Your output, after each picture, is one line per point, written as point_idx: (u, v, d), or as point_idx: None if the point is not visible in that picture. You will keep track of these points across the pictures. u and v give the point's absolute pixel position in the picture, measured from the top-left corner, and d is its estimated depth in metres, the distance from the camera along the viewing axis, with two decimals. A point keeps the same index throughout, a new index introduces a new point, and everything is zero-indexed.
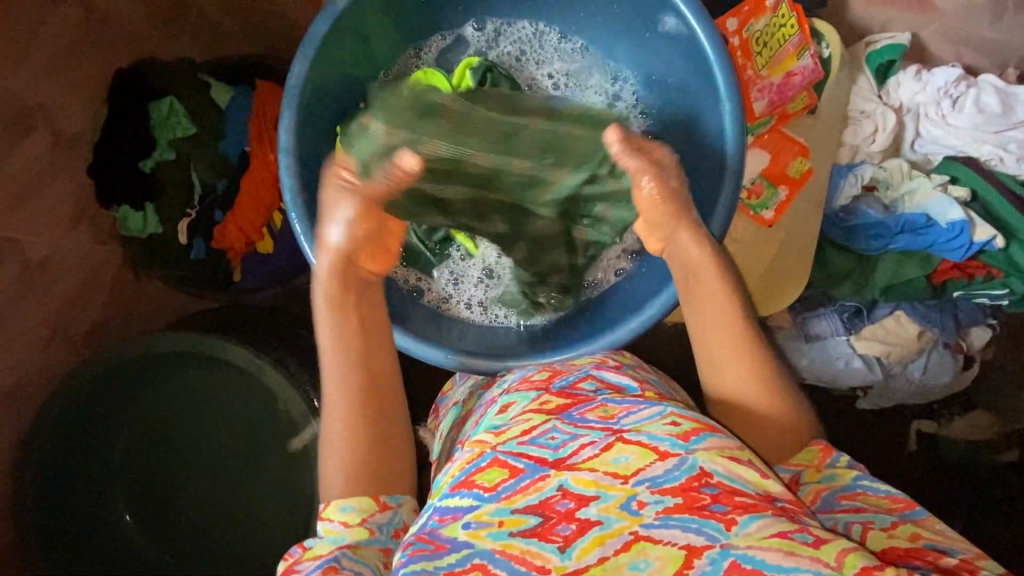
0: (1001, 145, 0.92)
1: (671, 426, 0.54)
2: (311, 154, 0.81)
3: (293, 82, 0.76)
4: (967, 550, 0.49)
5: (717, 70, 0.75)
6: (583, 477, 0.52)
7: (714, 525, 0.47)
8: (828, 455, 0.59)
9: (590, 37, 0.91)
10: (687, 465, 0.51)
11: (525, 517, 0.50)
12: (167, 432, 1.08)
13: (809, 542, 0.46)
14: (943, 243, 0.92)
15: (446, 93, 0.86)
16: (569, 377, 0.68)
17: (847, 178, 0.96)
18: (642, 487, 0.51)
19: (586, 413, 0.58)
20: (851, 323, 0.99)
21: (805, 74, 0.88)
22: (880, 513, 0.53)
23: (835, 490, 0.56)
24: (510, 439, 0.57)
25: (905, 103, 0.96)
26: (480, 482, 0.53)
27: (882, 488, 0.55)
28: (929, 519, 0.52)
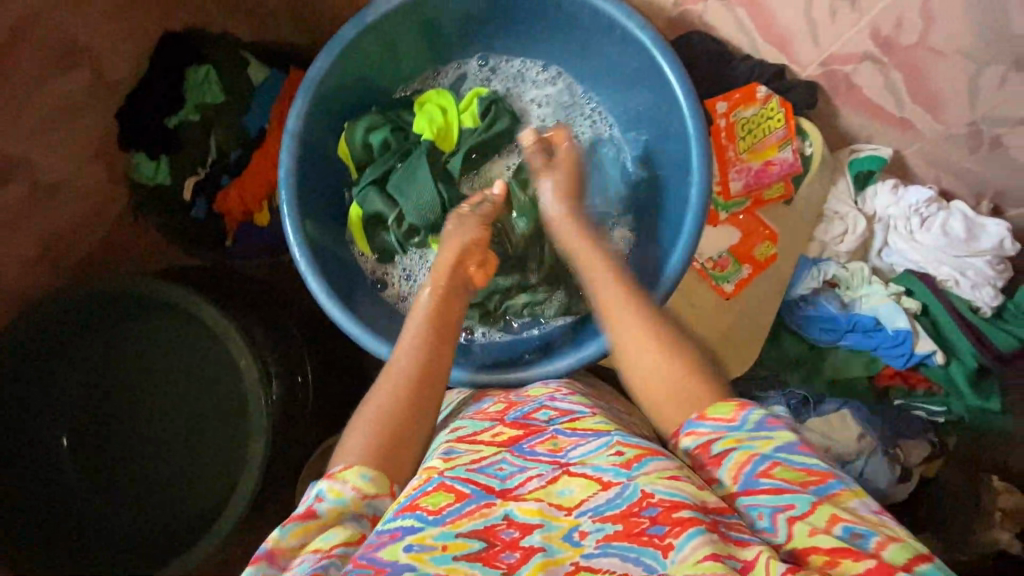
0: (959, 270, 0.97)
1: (615, 455, 0.57)
2: (312, 143, 0.86)
3: (312, 75, 0.83)
4: (877, 533, 0.47)
5: (693, 145, 0.81)
6: (528, 507, 0.53)
7: (652, 554, 0.48)
8: (743, 410, 0.58)
9: (570, 67, 0.97)
10: (627, 493, 0.52)
11: (469, 542, 0.50)
12: (112, 380, 1.05)
13: (739, 568, 0.47)
14: (887, 349, 0.96)
15: (450, 114, 0.94)
16: (524, 408, 0.71)
17: (812, 271, 1.00)
18: (584, 518, 0.51)
19: (535, 446, 0.61)
20: (797, 410, 0.98)
21: (784, 166, 0.95)
22: (797, 494, 0.50)
23: (756, 461, 0.54)
24: (458, 465, 0.58)
25: (877, 213, 1.02)
26: (424, 505, 0.53)
27: (799, 458, 0.53)
28: (843, 495, 0.50)
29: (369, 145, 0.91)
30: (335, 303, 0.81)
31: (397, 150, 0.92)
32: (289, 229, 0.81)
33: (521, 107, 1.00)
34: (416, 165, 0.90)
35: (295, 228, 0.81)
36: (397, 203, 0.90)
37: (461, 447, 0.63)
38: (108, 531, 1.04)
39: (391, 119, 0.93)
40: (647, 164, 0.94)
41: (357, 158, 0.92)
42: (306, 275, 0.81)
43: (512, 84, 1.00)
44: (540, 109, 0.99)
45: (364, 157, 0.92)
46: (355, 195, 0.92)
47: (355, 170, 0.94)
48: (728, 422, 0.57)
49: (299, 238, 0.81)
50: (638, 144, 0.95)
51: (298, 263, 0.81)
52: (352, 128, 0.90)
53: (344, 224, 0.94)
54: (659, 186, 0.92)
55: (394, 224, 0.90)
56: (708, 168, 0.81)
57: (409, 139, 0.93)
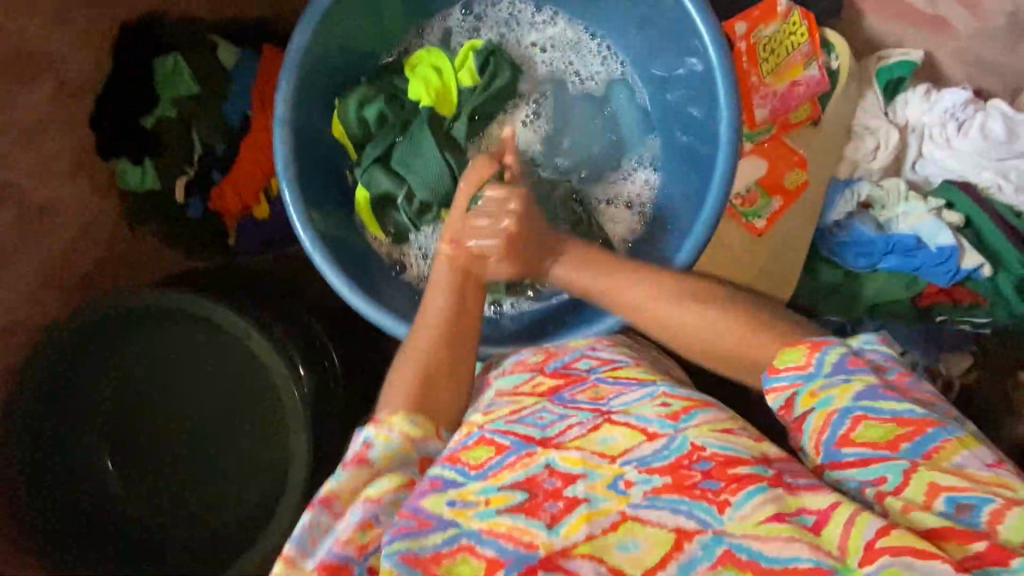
0: (1002, 173, 0.91)
1: (661, 407, 0.55)
2: (305, 127, 0.80)
3: (295, 52, 0.76)
4: (993, 498, 0.42)
5: (718, 74, 0.74)
6: (569, 456, 0.51)
7: (706, 507, 0.46)
8: (816, 352, 0.54)
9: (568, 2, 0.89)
10: (676, 445, 0.50)
11: (511, 493, 0.49)
12: (144, 398, 1.03)
13: (809, 525, 0.44)
14: (930, 267, 0.93)
15: (446, 73, 0.87)
16: (564, 358, 0.69)
17: (844, 194, 0.96)
18: (629, 467, 0.50)
19: (576, 395, 0.60)
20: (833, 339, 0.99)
21: (810, 85, 0.88)
22: (889, 460, 0.46)
23: (836, 418, 0.49)
24: (498, 418, 0.57)
25: (911, 122, 0.95)
26: (466, 458, 0.52)
27: (888, 408, 0.48)
28: (944, 450, 0.45)
29: (364, 120, 0.85)
30: (358, 295, 0.77)
31: (396, 122, 0.86)
32: (298, 225, 0.77)
33: (521, 54, 0.91)
34: (419, 136, 0.83)
35: (303, 220, 0.77)
36: (404, 179, 0.84)
37: (503, 400, 0.61)
38: (167, 548, 1.04)
39: (384, 89, 0.86)
40: (668, 100, 0.87)
41: (354, 136, 0.86)
42: (323, 269, 0.77)
43: (506, 30, 0.91)
44: (542, 54, 0.91)
45: (361, 133, 0.86)
46: (358, 177, 0.86)
47: (354, 150, 0.87)
48: (803, 370, 0.53)
49: (308, 232, 0.77)
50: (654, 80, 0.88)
51: (313, 258, 0.77)
52: (344, 104, 0.84)
53: (351, 210, 0.88)
54: (680, 123, 0.85)
55: (404, 202, 0.85)
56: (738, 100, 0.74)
57: (406, 108, 0.87)
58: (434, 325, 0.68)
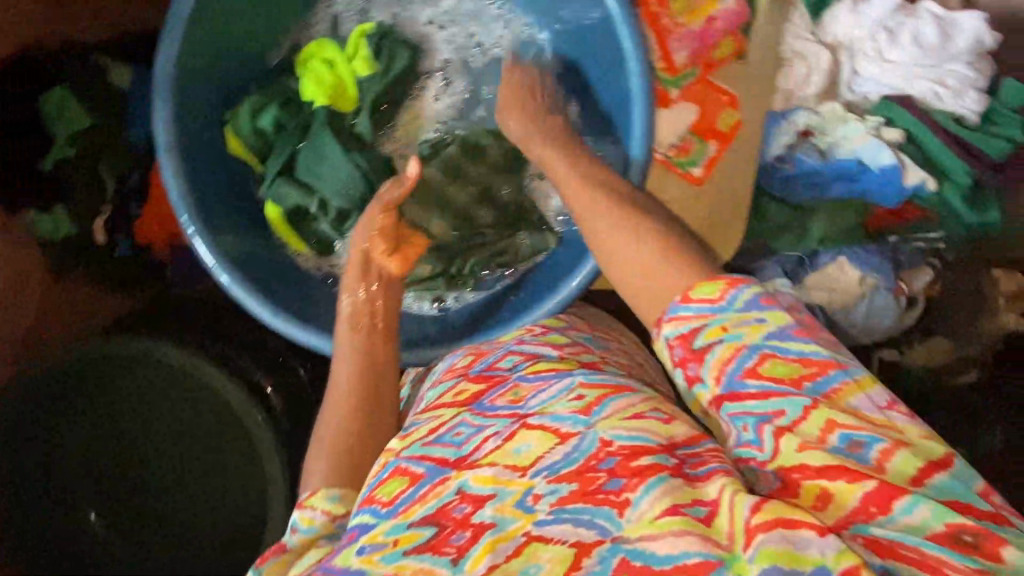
0: (938, 80, 0.87)
1: (575, 401, 0.53)
2: (194, 148, 0.74)
3: (165, 67, 0.69)
4: (882, 440, 0.43)
5: (621, 27, 0.70)
6: (481, 475, 0.49)
7: (606, 513, 0.44)
8: (732, 289, 0.49)
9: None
10: (585, 445, 0.49)
11: (420, 531, 0.46)
12: (105, 452, 0.98)
13: (701, 517, 0.43)
14: (874, 190, 0.90)
15: (337, 67, 0.80)
16: (489, 357, 0.67)
17: (781, 125, 0.91)
18: (538, 479, 0.47)
19: (496, 400, 0.58)
20: (794, 273, 0.96)
21: (727, 18, 0.84)
22: (789, 396, 0.45)
23: (744, 354, 0.47)
24: (415, 442, 0.55)
25: (840, 40, 0.91)
26: (379, 496, 0.51)
27: (795, 347, 0.46)
28: (842, 391, 0.45)
29: (261, 131, 0.79)
30: (285, 319, 0.73)
31: (294, 128, 0.80)
32: (205, 256, 0.72)
33: (418, 32, 0.85)
34: (320, 139, 0.78)
35: (209, 248, 0.72)
36: (314, 189, 0.80)
37: (424, 417, 0.60)
38: None
39: (275, 93, 0.80)
40: (577, 58, 0.81)
41: (254, 149, 0.80)
42: (243, 299, 0.72)
43: (398, 9, 0.84)
44: (441, 28, 0.85)
45: (261, 146, 0.80)
46: (265, 194, 0.80)
47: (258, 164, 0.82)
48: (715, 304, 0.49)
49: (218, 261, 0.72)
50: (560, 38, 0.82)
51: (229, 289, 0.73)
52: (235, 117, 0.78)
53: (267, 228, 0.83)
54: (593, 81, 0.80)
55: (320, 212, 0.80)
56: (646, 49, 0.70)
57: (304, 109, 0.81)
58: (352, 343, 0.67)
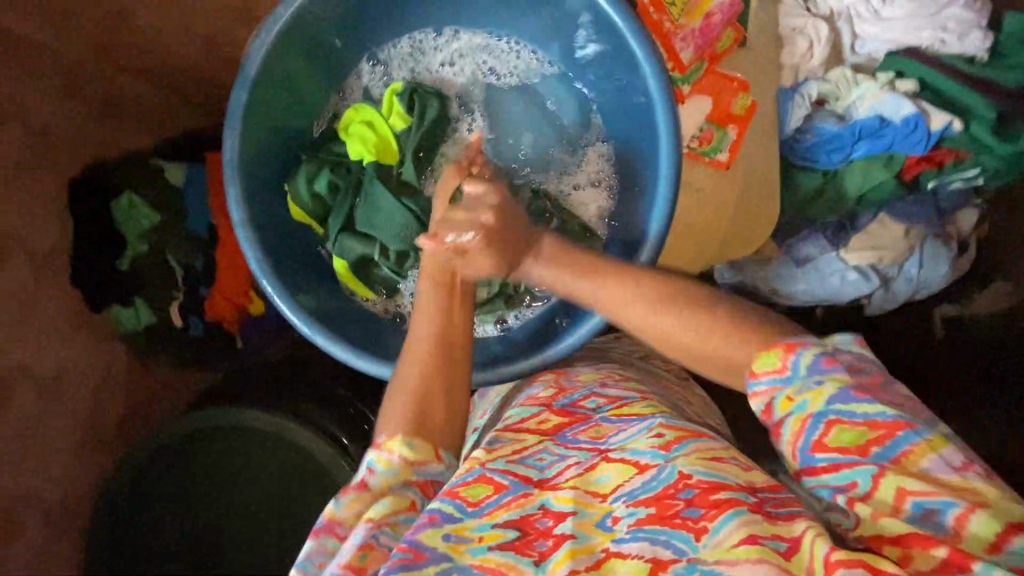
0: (940, 27, 0.90)
1: (654, 438, 0.57)
2: (263, 220, 0.82)
3: (230, 156, 0.77)
4: (958, 503, 0.44)
5: (631, 39, 0.75)
6: (563, 495, 0.54)
7: (682, 536, 0.48)
8: (790, 355, 0.53)
9: (463, 17, 0.89)
10: (663, 475, 0.53)
11: (505, 531, 0.51)
12: (207, 520, 1.04)
13: (783, 550, 0.46)
14: (901, 141, 0.91)
15: (379, 124, 0.87)
16: (573, 395, 0.72)
17: (796, 99, 0.95)
18: (618, 503, 0.52)
19: (578, 434, 0.63)
20: (837, 238, 1.02)
21: (724, 11, 0.87)
22: (858, 466, 0.47)
23: (811, 424, 0.50)
24: (498, 457, 0.59)
25: (835, 10, 0.94)
26: (465, 495, 0.54)
27: (859, 411, 0.48)
28: (913, 454, 0.46)
29: (317, 194, 0.86)
30: (368, 360, 0.78)
31: (347, 186, 0.87)
32: (288, 314, 0.78)
33: (438, 81, 0.92)
34: (372, 193, 0.84)
35: (289, 305, 0.78)
36: (374, 238, 0.85)
37: (507, 437, 0.65)
38: None
39: (325, 159, 0.88)
40: (591, 73, 0.87)
41: (314, 213, 0.87)
42: (328, 347, 0.78)
43: (414, 63, 0.92)
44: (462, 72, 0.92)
45: (319, 208, 0.87)
46: (331, 250, 0.86)
47: (319, 225, 0.89)
48: (779, 374, 0.52)
49: (299, 317, 0.78)
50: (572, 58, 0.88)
51: (313, 340, 0.78)
52: (293, 186, 0.86)
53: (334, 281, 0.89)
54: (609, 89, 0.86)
55: (381, 257, 0.86)
56: (657, 54, 0.74)
57: (352, 169, 0.88)
58: (426, 351, 0.65)
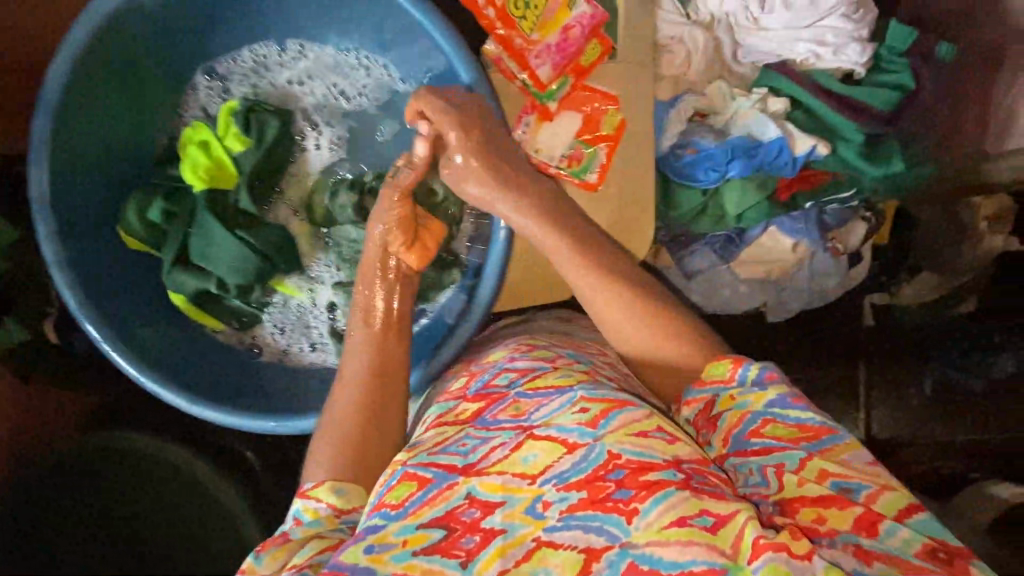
0: (818, 39, 0.85)
1: (579, 412, 0.51)
2: (88, 257, 0.77)
3: (36, 193, 0.71)
4: (871, 485, 0.48)
5: (462, 67, 0.73)
6: (490, 482, 0.50)
7: (616, 521, 0.46)
8: (739, 367, 0.57)
9: (307, 28, 0.84)
10: (593, 455, 0.49)
11: (429, 532, 0.48)
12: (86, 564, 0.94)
13: (709, 526, 0.44)
14: (771, 163, 0.88)
15: (213, 147, 0.81)
16: (484, 376, 0.66)
17: (671, 113, 0.90)
18: (548, 486, 0.48)
19: (498, 414, 0.57)
20: (725, 251, 0.98)
21: (584, 23, 0.83)
22: (790, 451, 0.51)
23: (748, 420, 0.54)
24: (421, 452, 0.55)
25: (716, 15, 0.88)
26: (388, 501, 0.51)
27: (794, 414, 0.53)
28: (835, 449, 0.51)
29: (152, 223, 0.81)
30: (202, 405, 0.75)
31: (185, 213, 0.82)
32: (117, 356, 0.74)
33: (284, 95, 0.86)
34: (206, 224, 0.79)
35: (118, 349, 0.74)
36: (210, 271, 0.81)
37: (429, 434, 0.60)
38: None
39: (162, 185, 0.83)
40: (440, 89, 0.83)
41: (152, 243, 0.82)
42: (159, 392, 0.75)
43: (256, 79, 0.86)
44: (310, 85, 0.86)
45: (157, 238, 0.82)
46: (167, 284, 0.82)
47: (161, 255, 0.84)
48: (728, 382, 0.57)
49: (131, 360, 0.75)
50: (423, 74, 0.83)
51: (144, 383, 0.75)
52: (123, 216, 0.80)
53: (180, 315, 0.85)
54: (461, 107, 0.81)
55: (221, 290, 0.82)
56: (486, 83, 0.74)
57: (190, 196, 0.82)
58: (353, 381, 0.65)
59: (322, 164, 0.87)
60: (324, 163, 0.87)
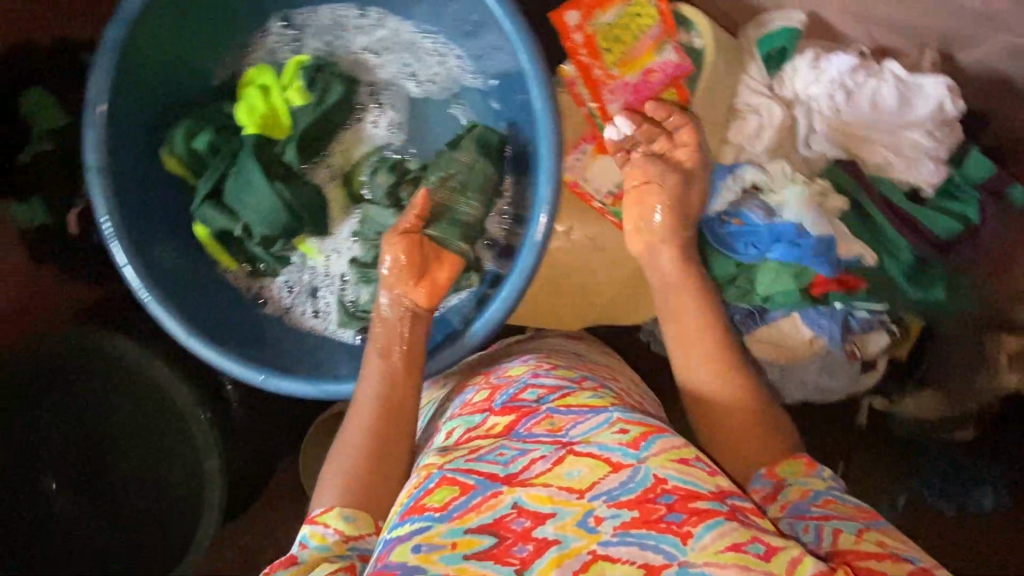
0: (893, 146, 0.84)
1: (620, 433, 0.53)
2: (128, 169, 0.77)
3: (94, 96, 0.71)
4: (923, 560, 0.49)
5: (534, 88, 0.69)
6: (536, 493, 0.50)
7: (671, 541, 0.47)
8: (812, 468, 0.59)
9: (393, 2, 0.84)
10: (640, 477, 0.50)
11: (479, 538, 0.49)
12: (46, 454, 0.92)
13: (762, 554, 0.47)
14: (811, 259, 0.85)
15: (273, 94, 0.81)
16: (508, 390, 0.66)
17: (728, 180, 0.88)
18: (599, 502, 0.50)
19: (532, 428, 0.57)
20: (742, 325, 0.94)
21: (668, 70, 0.82)
22: (846, 521, 0.53)
23: (811, 494, 0.56)
24: (457, 457, 0.56)
25: (798, 96, 0.87)
26: (431, 503, 0.51)
27: (853, 498, 0.56)
28: (891, 530, 0.52)
29: (196, 152, 0.82)
30: (198, 341, 0.74)
31: (230, 151, 0.82)
32: (129, 269, 0.74)
33: (352, 62, 0.86)
34: (247, 167, 0.79)
35: (133, 266, 0.74)
36: (240, 214, 0.81)
37: (458, 444, 0.60)
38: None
39: (213, 118, 0.83)
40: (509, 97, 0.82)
41: (192, 170, 0.83)
42: (159, 317, 0.74)
43: (331, 37, 0.86)
44: (379, 58, 0.86)
45: (198, 166, 0.83)
46: (195, 214, 0.82)
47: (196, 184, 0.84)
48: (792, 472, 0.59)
49: (141, 278, 0.74)
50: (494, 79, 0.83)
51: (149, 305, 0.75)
52: (171, 139, 0.81)
53: (200, 248, 0.86)
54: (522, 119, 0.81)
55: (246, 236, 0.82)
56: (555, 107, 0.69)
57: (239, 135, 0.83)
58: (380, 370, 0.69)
59: (373, 137, 0.86)
60: (375, 137, 0.86)
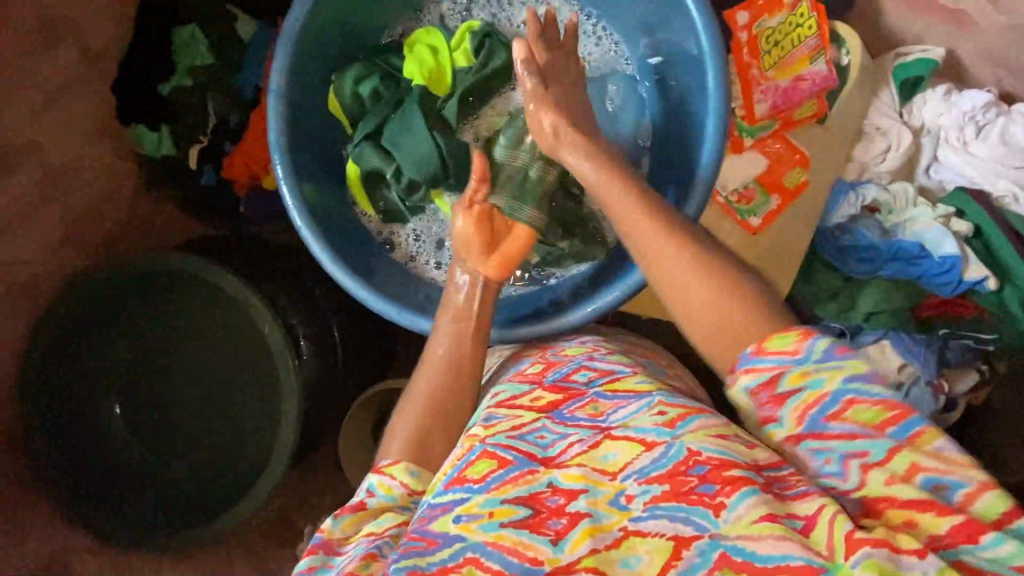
0: (1016, 183, 0.89)
1: (657, 416, 0.52)
2: (299, 98, 0.82)
3: (290, 26, 0.77)
4: (967, 483, 0.41)
5: (710, 73, 0.74)
6: (571, 472, 0.49)
7: (703, 513, 0.44)
8: (807, 340, 0.48)
9: None
10: (673, 452, 0.48)
11: (515, 508, 0.47)
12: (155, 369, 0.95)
13: (798, 529, 0.42)
14: (932, 276, 0.89)
15: (442, 54, 0.87)
16: (562, 368, 0.64)
17: (849, 196, 0.91)
18: (630, 481, 0.47)
19: (575, 412, 0.56)
20: None
21: (817, 79, 0.86)
22: (875, 439, 0.44)
23: (825, 403, 0.46)
24: (499, 432, 0.54)
25: (927, 124, 0.92)
26: (470, 476, 0.50)
27: (875, 390, 0.45)
28: (925, 436, 0.43)
29: (359, 96, 0.86)
30: (341, 268, 0.77)
31: (390, 99, 0.87)
32: (287, 192, 0.78)
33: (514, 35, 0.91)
34: (409, 117, 0.84)
35: (292, 190, 0.78)
36: (393, 158, 0.85)
37: (501, 412, 0.58)
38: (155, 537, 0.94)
39: (380, 67, 0.88)
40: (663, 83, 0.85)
41: (349, 111, 0.87)
42: (308, 239, 0.78)
43: (497, 11, 0.92)
44: None
45: (356, 110, 0.87)
46: (350, 152, 0.87)
47: (349, 126, 0.89)
48: (792, 355, 0.48)
49: (296, 201, 0.78)
50: (649, 67, 0.87)
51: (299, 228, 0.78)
52: (339, 79, 0.85)
53: (344, 186, 0.90)
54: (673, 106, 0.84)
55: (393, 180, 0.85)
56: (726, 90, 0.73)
57: (401, 86, 0.87)
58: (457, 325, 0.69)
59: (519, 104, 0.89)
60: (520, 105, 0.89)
